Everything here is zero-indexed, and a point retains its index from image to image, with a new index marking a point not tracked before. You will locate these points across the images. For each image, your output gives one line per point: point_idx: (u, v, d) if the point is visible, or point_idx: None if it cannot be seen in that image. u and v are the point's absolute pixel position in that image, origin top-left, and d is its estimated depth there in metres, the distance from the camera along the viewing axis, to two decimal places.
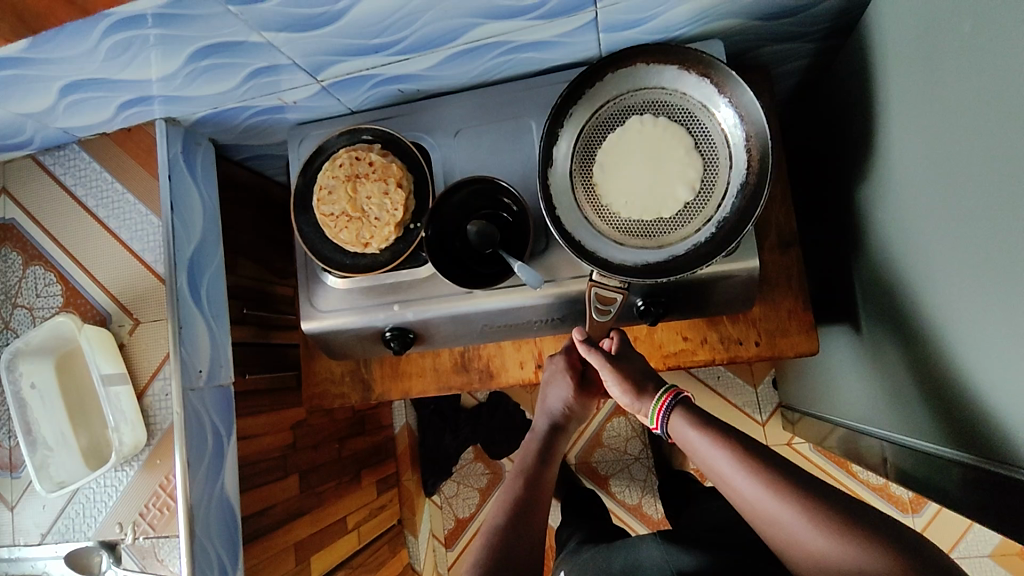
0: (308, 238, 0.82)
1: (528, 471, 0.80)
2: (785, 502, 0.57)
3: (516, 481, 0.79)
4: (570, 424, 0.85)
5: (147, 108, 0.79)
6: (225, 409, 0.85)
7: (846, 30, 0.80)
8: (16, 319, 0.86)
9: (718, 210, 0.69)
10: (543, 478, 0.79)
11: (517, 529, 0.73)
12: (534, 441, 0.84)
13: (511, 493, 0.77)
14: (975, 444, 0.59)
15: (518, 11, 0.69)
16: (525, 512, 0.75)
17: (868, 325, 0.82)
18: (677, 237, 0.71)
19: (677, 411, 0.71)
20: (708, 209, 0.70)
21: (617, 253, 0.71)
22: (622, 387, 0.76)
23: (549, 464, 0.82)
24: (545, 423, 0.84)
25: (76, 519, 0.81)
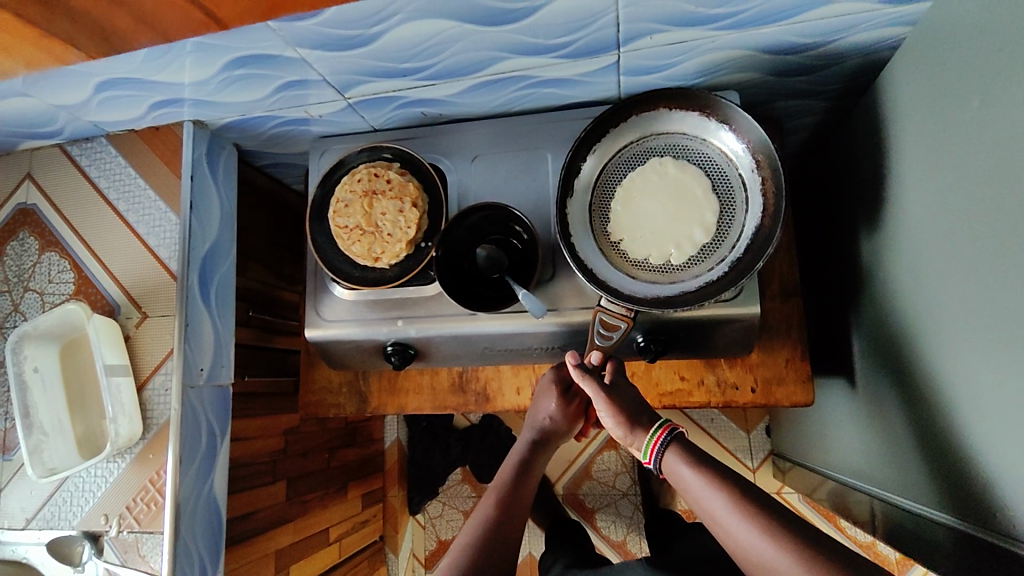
0: (321, 247, 0.84)
1: (507, 485, 0.78)
2: (782, 548, 0.57)
3: (494, 500, 0.77)
4: (554, 440, 0.83)
5: (177, 109, 0.81)
6: (222, 410, 0.86)
7: (858, 92, 0.83)
8: (25, 302, 0.87)
9: (731, 252, 0.72)
10: (521, 493, 0.78)
11: (493, 552, 0.71)
12: (515, 455, 0.82)
13: (487, 507, 0.76)
14: (970, 510, 0.59)
15: (546, 48, 0.71)
16: (501, 533, 0.73)
17: (866, 380, 0.83)
18: (687, 275, 0.73)
19: (672, 446, 0.71)
20: (720, 251, 0.73)
21: (627, 284, 0.74)
22: (616, 417, 0.75)
23: (527, 478, 0.80)
24: (531, 435, 0.83)
25: (62, 507, 0.81)
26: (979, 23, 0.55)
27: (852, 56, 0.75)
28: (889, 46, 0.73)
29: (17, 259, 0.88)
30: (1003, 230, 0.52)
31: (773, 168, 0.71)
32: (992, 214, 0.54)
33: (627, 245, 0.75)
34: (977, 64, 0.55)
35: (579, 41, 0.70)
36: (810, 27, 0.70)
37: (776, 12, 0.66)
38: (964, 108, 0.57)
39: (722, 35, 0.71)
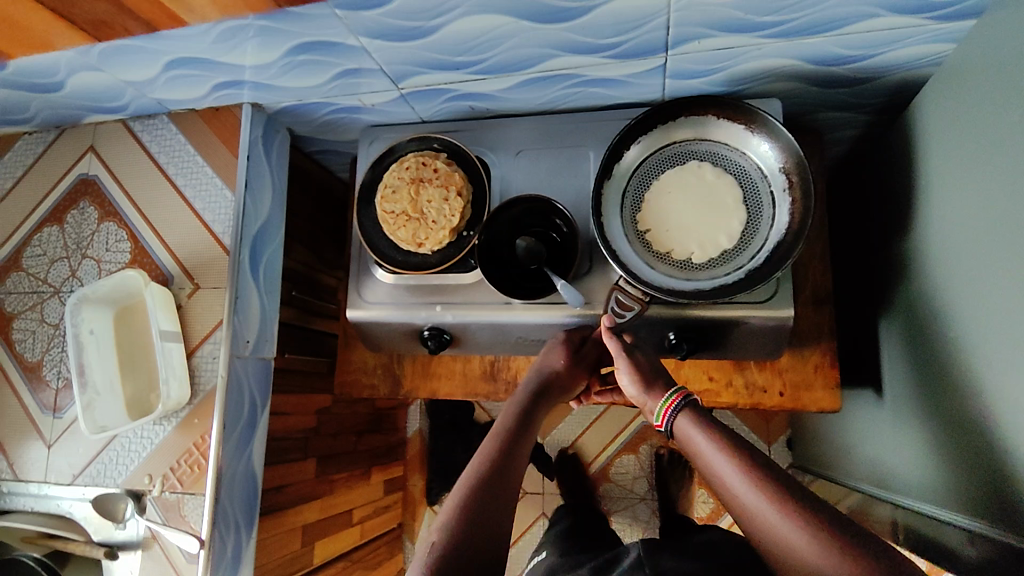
0: (366, 230, 0.87)
1: (508, 431, 0.74)
2: (784, 510, 0.55)
3: (494, 443, 0.72)
4: (558, 387, 0.80)
5: (237, 91, 0.85)
6: (263, 382, 0.90)
7: (899, 105, 0.84)
8: (83, 268, 0.91)
9: (751, 259, 0.75)
10: (522, 440, 0.73)
11: (497, 496, 0.66)
12: (518, 398, 0.79)
13: (488, 451, 0.71)
14: (1003, 518, 0.60)
15: (597, 48, 0.74)
16: (505, 478, 0.68)
17: (896, 390, 0.84)
18: (705, 274, 0.76)
19: (685, 410, 0.70)
20: (742, 257, 0.75)
21: (646, 271, 0.76)
22: (636, 378, 0.75)
23: (529, 426, 0.76)
24: (533, 384, 0.80)
25: (109, 465, 0.84)
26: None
27: (896, 69, 0.77)
28: (934, 63, 0.75)
29: (77, 227, 0.92)
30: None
31: (802, 186, 0.74)
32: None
33: (653, 235, 0.78)
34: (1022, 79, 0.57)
35: (629, 42, 0.73)
36: (858, 39, 0.71)
37: (824, 21, 0.68)
38: (1007, 120, 0.58)
39: (768, 44, 0.73)
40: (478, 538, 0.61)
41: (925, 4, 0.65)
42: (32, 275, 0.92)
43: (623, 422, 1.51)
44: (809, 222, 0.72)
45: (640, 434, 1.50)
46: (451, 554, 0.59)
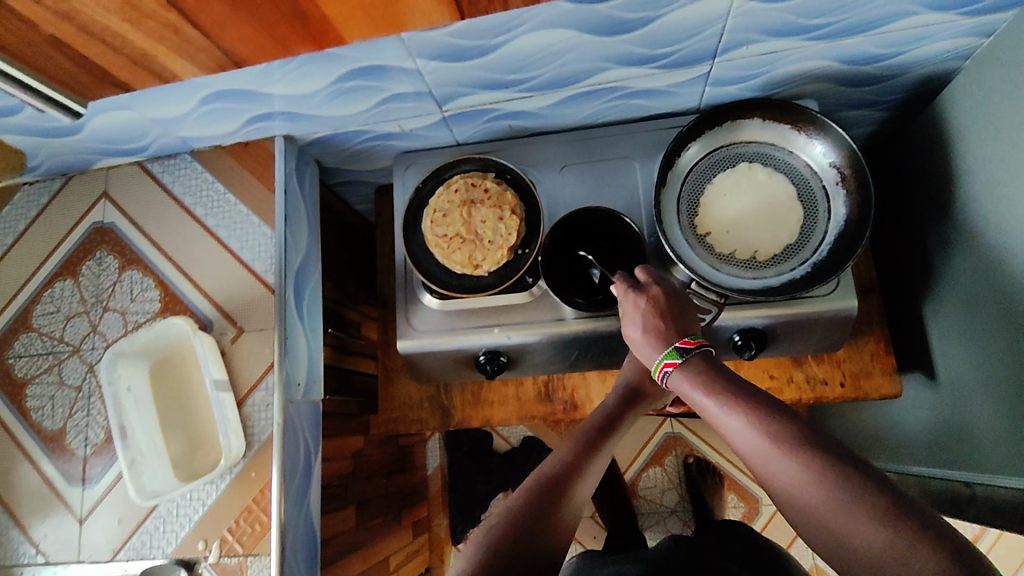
0: (416, 256, 0.84)
1: (586, 436, 0.69)
2: (795, 464, 0.51)
3: (576, 438, 0.69)
4: (646, 394, 0.76)
5: (271, 123, 0.81)
6: (314, 426, 0.84)
7: (919, 100, 0.89)
8: (105, 322, 0.84)
9: (815, 252, 0.77)
10: (600, 448, 0.68)
11: (574, 486, 0.63)
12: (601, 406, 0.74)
13: (564, 452, 0.66)
14: None
15: (649, 58, 0.75)
16: (584, 471, 0.65)
17: (949, 370, 0.87)
18: (772, 271, 0.77)
19: (687, 364, 0.63)
20: (805, 251, 0.77)
21: (714, 274, 0.77)
22: (637, 319, 0.69)
23: (608, 435, 0.70)
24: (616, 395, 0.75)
25: (154, 534, 0.77)
26: None
27: (922, 65, 0.81)
28: (959, 56, 0.79)
29: (95, 279, 0.85)
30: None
31: (857, 177, 0.76)
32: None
33: (714, 238, 0.79)
34: None
35: (681, 51, 0.74)
36: (891, 37, 0.75)
37: (867, 21, 0.72)
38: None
39: (809, 46, 0.75)
40: (541, 525, 0.58)
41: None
42: (46, 335, 0.85)
43: (647, 435, 1.51)
44: (870, 211, 0.74)
45: (664, 445, 1.50)
46: (510, 537, 0.56)
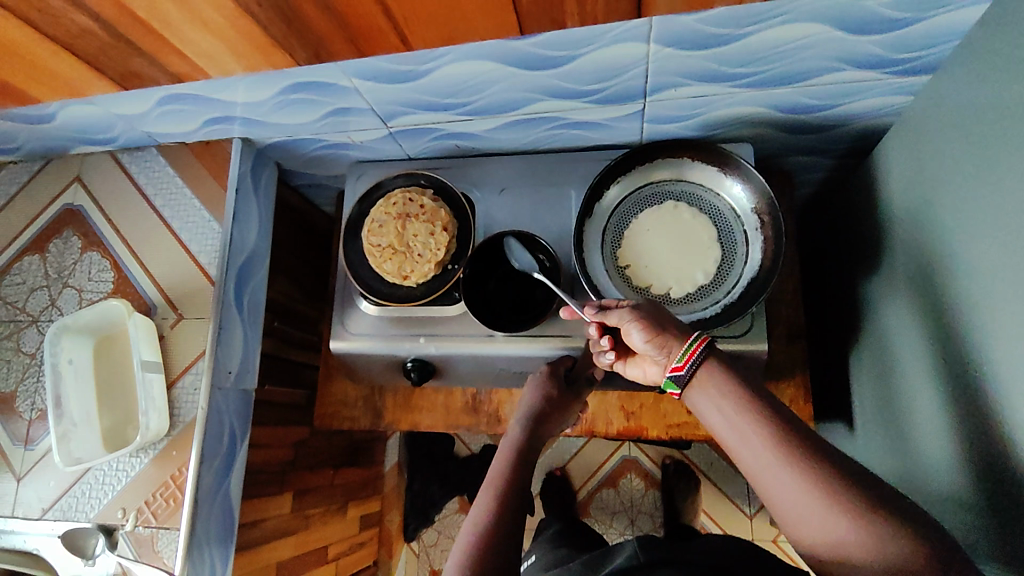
0: (353, 263, 0.89)
1: (507, 469, 0.70)
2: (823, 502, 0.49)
3: (499, 475, 0.69)
4: (555, 412, 0.79)
5: (227, 127, 0.87)
6: (242, 413, 0.89)
7: (862, 152, 0.90)
8: (63, 298, 0.90)
9: (727, 295, 0.78)
10: (522, 480, 0.69)
11: (512, 534, 0.62)
12: (512, 432, 0.75)
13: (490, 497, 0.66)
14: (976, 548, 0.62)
15: (579, 93, 0.77)
16: (511, 512, 0.64)
17: (867, 423, 0.87)
18: (683, 308, 0.79)
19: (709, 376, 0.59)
20: (717, 293, 0.79)
21: None
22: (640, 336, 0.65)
23: (528, 462, 0.72)
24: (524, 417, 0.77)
25: (80, 499, 0.83)
26: (983, 92, 0.60)
27: (857, 118, 0.82)
28: (895, 111, 0.80)
29: (59, 257, 0.92)
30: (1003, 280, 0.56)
31: (772, 226, 0.78)
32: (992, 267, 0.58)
33: (632, 271, 0.81)
34: (973, 133, 0.61)
35: (610, 88, 0.76)
36: (823, 90, 0.76)
37: (792, 73, 0.72)
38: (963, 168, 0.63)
39: (739, 91, 0.76)
40: None
41: (885, 60, 0.69)
42: (9, 304, 0.91)
43: (604, 455, 1.53)
44: (780, 261, 0.76)
45: (620, 468, 1.52)
46: None
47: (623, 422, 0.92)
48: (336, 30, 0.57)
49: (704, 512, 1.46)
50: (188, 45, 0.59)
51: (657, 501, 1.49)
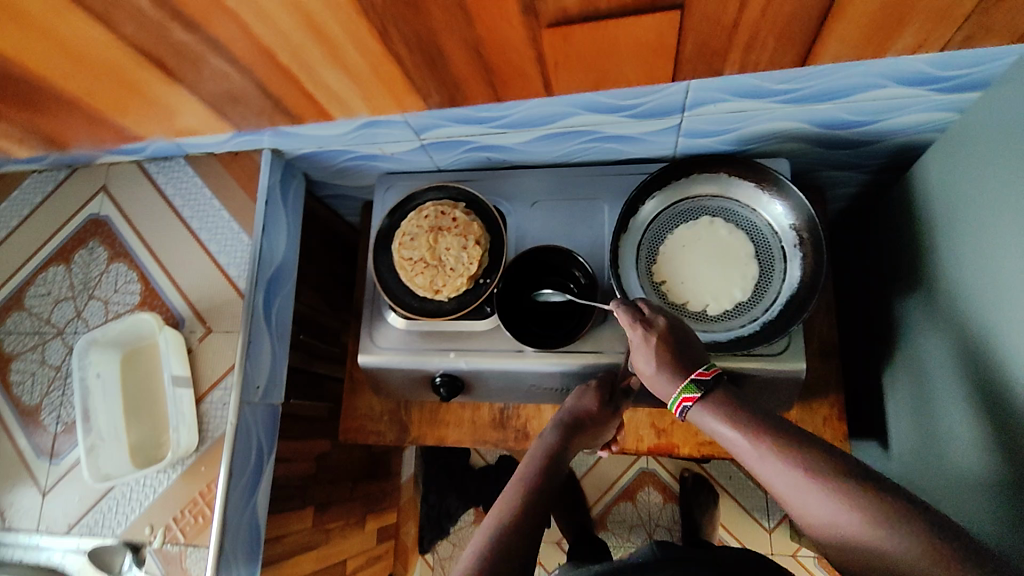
0: (383, 277, 0.87)
1: (532, 477, 0.70)
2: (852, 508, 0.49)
3: (528, 476, 0.70)
4: (591, 427, 0.78)
5: (257, 138, 0.85)
6: (270, 428, 0.88)
7: (898, 167, 0.88)
8: (89, 309, 0.89)
9: (764, 313, 0.77)
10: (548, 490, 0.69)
11: (535, 524, 0.64)
12: (544, 443, 0.75)
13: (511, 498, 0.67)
14: None
15: (617, 107, 0.76)
16: (531, 518, 0.64)
17: (901, 443, 0.86)
18: (721, 326, 0.78)
19: (709, 399, 0.61)
20: (754, 311, 0.78)
21: None
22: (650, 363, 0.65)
23: (554, 473, 0.71)
24: (558, 429, 0.77)
25: (107, 514, 0.81)
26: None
27: (897, 134, 0.81)
28: (935, 128, 0.79)
29: (85, 268, 0.91)
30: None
31: (813, 243, 0.77)
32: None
33: (667, 287, 0.80)
34: (1022, 155, 0.60)
35: (648, 103, 0.75)
36: (864, 106, 0.75)
37: (834, 90, 0.71)
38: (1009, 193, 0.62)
39: (778, 108, 0.75)
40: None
41: (930, 78, 0.68)
42: (34, 315, 0.90)
43: (622, 468, 1.52)
44: (822, 279, 0.74)
45: (637, 481, 1.51)
46: None
47: (654, 439, 0.90)
48: (478, 73, 0.62)
49: (722, 526, 1.44)
50: (314, 78, 0.63)
51: (675, 514, 1.47)
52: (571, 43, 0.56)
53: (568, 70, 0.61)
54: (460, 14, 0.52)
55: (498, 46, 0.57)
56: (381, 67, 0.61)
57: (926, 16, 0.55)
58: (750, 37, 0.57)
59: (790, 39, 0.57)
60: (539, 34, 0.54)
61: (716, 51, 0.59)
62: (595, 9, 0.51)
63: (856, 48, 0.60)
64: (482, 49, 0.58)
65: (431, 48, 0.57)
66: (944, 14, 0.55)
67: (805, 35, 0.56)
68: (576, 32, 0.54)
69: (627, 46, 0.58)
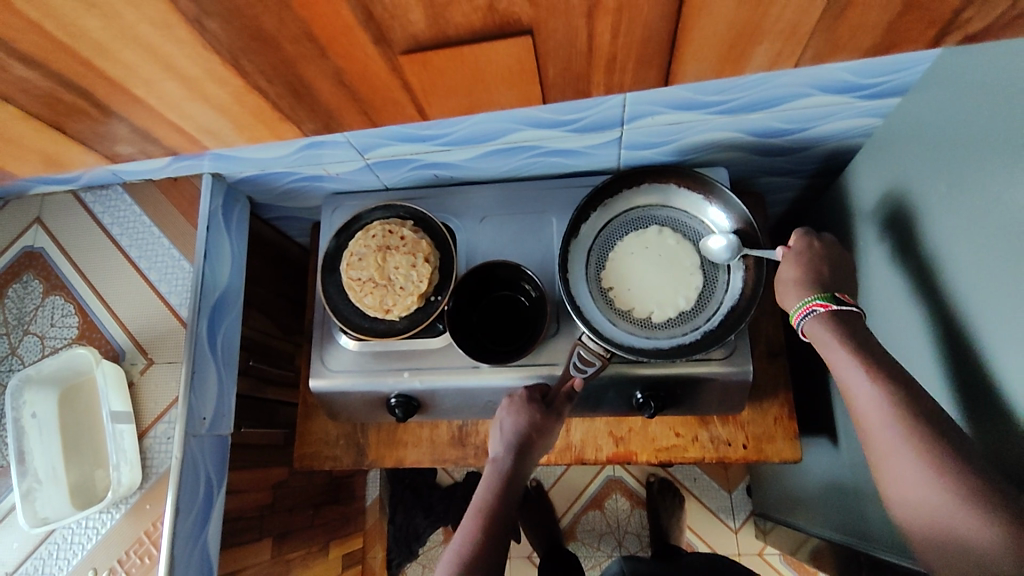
0: (332, 298, 0.86)
1: (489, 509, 0.69)
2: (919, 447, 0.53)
3: (479, 515, 0.68)
4: (536, 444, 0.75)
5: (197, 163, 0.82)
6: (219, 459, 0.85)
7: (831, 170, 0.92)
8: (24, 345, 0.85)
9: (706, 321, 0.79)
10: (506, 522, 0.69)
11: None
12: (494, 466, 0.74)
13: (470, 535, 0.66)
14: None
15: (558, 123, 0.77)
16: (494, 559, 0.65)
17: (848, 438, 0.89)
18: (664, 333, 0.79)
19: (832, 315, 0.65)
20: (697, 319, 0.79)
21: (609, 329, 0.79)
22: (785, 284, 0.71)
23: (509, 499, 0.71)
24: (504, 448, 0.75)
25: (47, 560, 0.77)
26: (948, 125, 0.61)
27: (827, 140, 0.84)
28: (862, 134, 0.82)
29: (19, 302, 0.87)
30: (978, 310, 0.57)
31: (755, 254, 0.79)
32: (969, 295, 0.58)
33: (615, 294, 0.81)
34: (937, 153, 0.62)
35: (589, 118, 0.76)
36: (794, 114, 0.77)
37: (766, 100, 0.73)
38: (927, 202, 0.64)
39: (713, 118, 0.77)
40: None
41: (853, 85, 0.71)
42: None
43: (589, 476, 1.52)
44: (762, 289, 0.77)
45: (605, 489, 1.51)
46: None
47: (613, 447, 0.91)
48: (348, 102, 0.60)
49: (689, 528, 1.45)
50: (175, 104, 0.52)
51: (643, 520, 1.48)
52: (435, 70, 0.55)
53: (440, 98, 0.60)
54: (312, 46, 0.51)
55: (362, 73, 0.55)
56: (247, 99, 0.59)
57: (775, 33, 0.52)
58: (609, 61, 0.55)
59: (649, 60, 0.55)
60: (396, 61, 0.53)
61: (581, 73, 0.57)
62: (446, 36, 0.50)
63: (713, 62, 0.56)
64: (344, 79, 0.56)
65: (293, 79, 0.56)
66: (807, 18, 0.50)
67: (659, 58, 0.55)
68: (434, 58, 0.53)
69: (496, 75, 0.56)
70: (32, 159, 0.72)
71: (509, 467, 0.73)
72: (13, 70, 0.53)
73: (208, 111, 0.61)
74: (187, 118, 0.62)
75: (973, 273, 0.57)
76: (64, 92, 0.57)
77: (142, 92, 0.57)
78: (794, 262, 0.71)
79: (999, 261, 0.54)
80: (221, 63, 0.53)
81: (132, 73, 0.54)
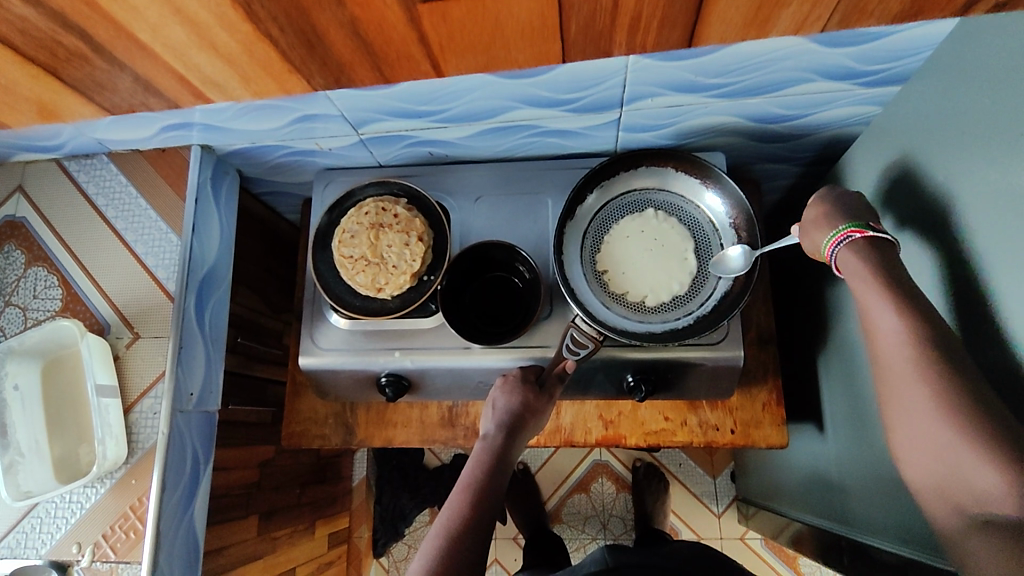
0: (323, 275, 0.85)
1: (477, 484, 0.69)
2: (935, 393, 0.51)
3: (466, 490, 0.68)
4: (530, 422, 0.75)
5: (186, 133, 0.81)
6: (206, 435, 0.85)
7: (827, 158, 0.92)
8: (5, 317, 0.83)
9: (700, 306, 0.79)
10: (493, 497, 0.68)
11: (473, 552, 0.63)
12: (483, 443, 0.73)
13: (455, 512, 0.66)
14: (929, 544, 0.64)
15: (557, 102, 0.76)
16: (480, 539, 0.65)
17: (834, 424, 0.90)
18: (657, 317, 0.79)
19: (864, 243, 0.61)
20: (691, 303, 0.79)
21: (602, 311, 0.79)
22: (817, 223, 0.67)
23: (500, 475, 0.71)
24: (494, 425, 0.74)
25: (30, 534, 0.77)
26: (951, 107, 0.61)
27: (825, 129, 0.84)
28: (860, 121, 0.82)
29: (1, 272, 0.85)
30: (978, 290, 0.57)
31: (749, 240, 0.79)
32: (964, 278, 0.59)
33: (609, 277, 0.81)
34: (937, 133, 0.62)
35: (587, 98, 0.75)
36: (793, 100, 0.76)
37: (766, 84, 0.73)
38: (924, 191, 0.64)
39: (713, 102, 0.77)
40: None
41: (854, 72, 0.70)
42: None
43: (576, 460, 1.53)
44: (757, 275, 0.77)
45: (591, 472, 1.52)
46: None
47: (602, 430, 0.91)
48: (362, 56, 0.59)
49: (673, 512, 1.47)
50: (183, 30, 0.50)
51: (628, 503, 1.49)
52: (453, 22, 0.53)
53: (456, 54, 0.58)
54: None
55: (377, 25, 0.54)
56: (256, 49, 0.57)
57: None
58: (632, 18, 0.54)
59: (674, 18, 0.54)
60: (414, 11, 0.52)
61: (602, 31, 0.56)
62: None
63: (739, 24, 0.55)
64: (360, 29, 0.54)
65: (306, 28, 0.54)
66: None
67: (685, 16, 0.54)
68: (452, 10, 0.51)
69: (514, 31, 0.55)
70: (28, 109, 0.69)
71: (500, 445, 0.73)
72: (11, 7, 0.51)
73: (210, 60, 0.59)
74: (191, 68, 0.60)
75: (972, 259, 0.57)
76: (63, 34, 0.55)
77: (148, 38, 0.55)
78: (820, 203, 0.67)
79: (995, 247, 0.53)
80: (233, 8, 0.51)
81: (139, 15, 0.52)
